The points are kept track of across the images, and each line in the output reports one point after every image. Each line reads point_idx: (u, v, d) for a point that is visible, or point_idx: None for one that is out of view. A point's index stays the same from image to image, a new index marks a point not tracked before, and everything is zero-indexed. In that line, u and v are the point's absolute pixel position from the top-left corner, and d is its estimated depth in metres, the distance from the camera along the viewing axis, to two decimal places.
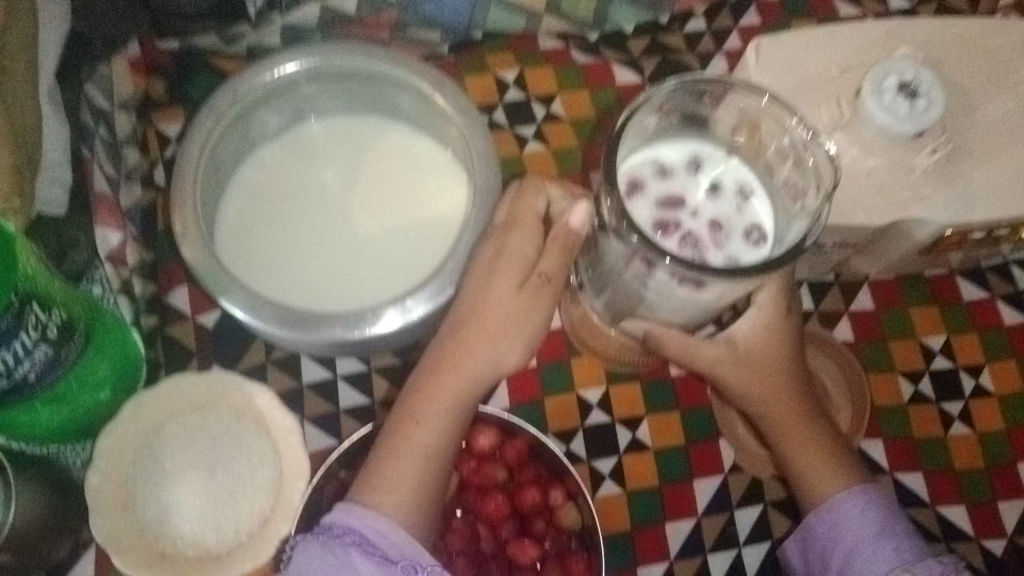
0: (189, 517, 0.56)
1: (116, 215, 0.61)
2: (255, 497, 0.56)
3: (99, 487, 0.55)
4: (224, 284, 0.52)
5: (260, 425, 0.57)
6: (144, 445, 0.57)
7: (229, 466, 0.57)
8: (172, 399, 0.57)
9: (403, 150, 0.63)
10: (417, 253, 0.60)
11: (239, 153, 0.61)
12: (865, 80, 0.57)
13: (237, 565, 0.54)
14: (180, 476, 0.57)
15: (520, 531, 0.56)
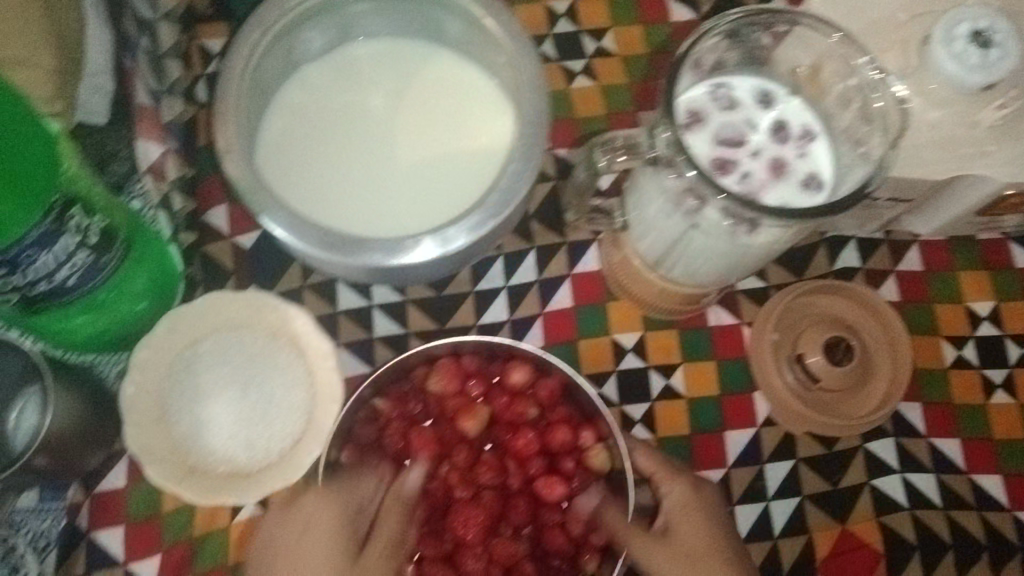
0: (222, 434, 0.56)
1: (157, 129, 0.60)
2: (288, 417, 0.56)
3: (135, 398, 0.55)
4: (264, 202, 0.52)
5: (295, 345, 0.58)
6: (181, 359, 0.57)
7: (264, 386, 0.57)
8: (209, 315, 0.58)
9: (450, 76, 0.62)
10: (458, 185, 0.58)
11: (284, 70, 0.60)
12: (936, 26, 0.53)
13: (267, 484, 0.55)
14: (215, 393, 0.57)
15: (550, 469, 0.55)
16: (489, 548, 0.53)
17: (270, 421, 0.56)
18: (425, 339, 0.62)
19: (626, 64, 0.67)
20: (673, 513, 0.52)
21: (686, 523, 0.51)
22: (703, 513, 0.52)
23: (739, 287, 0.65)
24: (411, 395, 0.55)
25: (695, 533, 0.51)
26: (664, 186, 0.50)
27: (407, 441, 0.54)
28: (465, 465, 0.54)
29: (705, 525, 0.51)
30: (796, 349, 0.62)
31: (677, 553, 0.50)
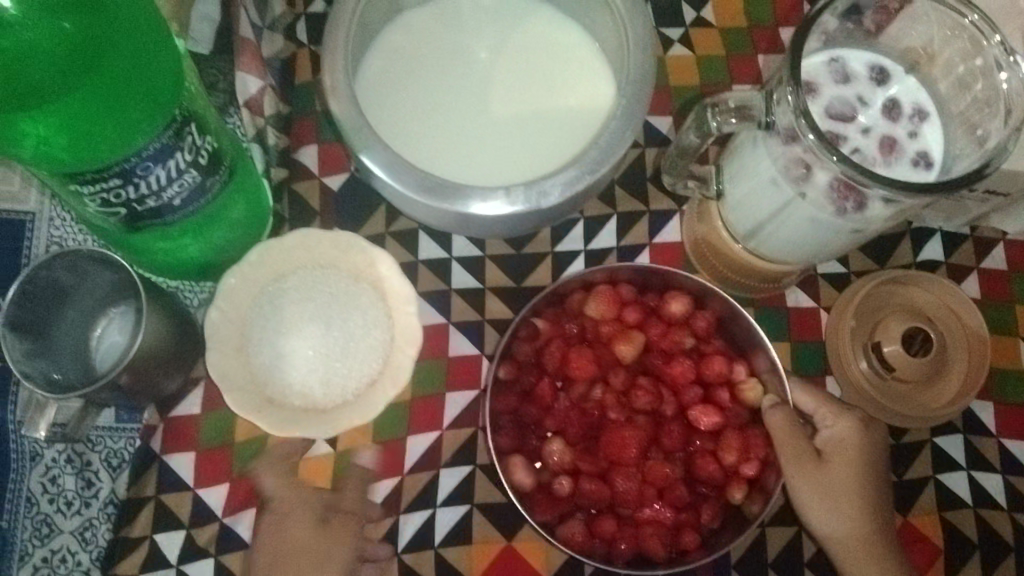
0: (301, 367, 0.57)
1: (257, 62, 0.61)
2: (367, 355, 0.57)
3: (217, 325, 0.56)
4: (366, 140, 0.52)
5: (378, 288, 0.58)
6: (267, 291, 0.58)
7: (346, 323, 0.58)
8: (297, 249, 0.58)
9: (551, 33, 0.61)
10: (551, 142, 0.59)
11: (386, 13, 0.60)
12: None
13: (344, 419, 0.56)
14: (298, 326, 0.58)
15: (702, 398, 0.59)
16: (644, 468, 0.57)
17: (350, 359, 0.57)
18: (501, 294, 0.62)
19: (724, 37, 0.67)
20: (833, 447, 0.56)
21: (842, 460, 0.56)
22: (861, 456, 0.56)
23: (819, 271, 0.65)
24: (570, 315, 0.60)
25: (849, 471, 0.55)
26: (771, 154, 0.49)
27: (565, 361, 0.58)
28: (621, 388, 0.59)
29: (859, 465, 0.56)
30: (874, 337, 0.61)
31: (825, 481, 0.55)
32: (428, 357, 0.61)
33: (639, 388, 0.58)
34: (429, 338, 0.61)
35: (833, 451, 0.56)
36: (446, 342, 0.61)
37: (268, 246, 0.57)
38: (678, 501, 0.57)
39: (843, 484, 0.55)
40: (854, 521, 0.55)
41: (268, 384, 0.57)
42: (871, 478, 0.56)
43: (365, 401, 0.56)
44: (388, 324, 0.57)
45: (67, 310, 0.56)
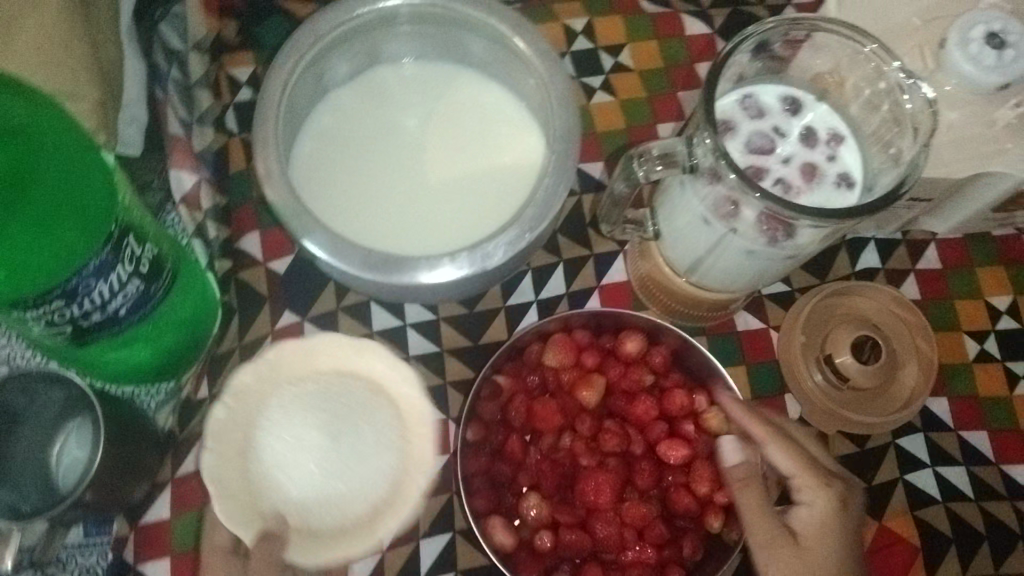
0: (303, 485, 0.53)
1: (189, 158, 0.62)
2: (376, 480, 0.53)
3: (224, 429, 0.53)
4: (306, 226, 0.53)
5: (397, 408, 0.55)
6: (275, 399, 0.54)
7: (360, 441, 0.53)
8: (320, 355, 0.56)
9: (476, 97, 0.63)
10: (488, 202, 0.60)
11: (314, 96, 0.61)
12: (951, 31, 0.55)
13: (350, 545, 0.51)
14: (306, 440, 0.53)
15: (669, 432, 0.60)
16: (620, 512, 0.58)
17: (356, 483, 0.53)
18: (460, 355, 0.63)
19: (645, 79, 0.70)
20: (806, 531, 0.52)
21: (813, 556, 0.51)
22: (834, 547, 0.51)
23: (765, 292, 0.67)
24: (529, 367, 0.60)
25: (825, 556, 0.51)
26: (702, 193, 0.51)
27: (531, 415, 0.59)
28: (589, 434, 0.59)
29: (834, 559, 0.51)
30: (824, 350, 0.63)
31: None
32: None
33: (607, 432, 0.59)
34: None
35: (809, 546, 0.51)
36: None
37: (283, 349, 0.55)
38: (657, 540, 0.58)
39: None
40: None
41: (270, 501, 0.52)
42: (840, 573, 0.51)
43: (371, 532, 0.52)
44: (401, 446, 0.53)
45: (23, 435, 0.56)
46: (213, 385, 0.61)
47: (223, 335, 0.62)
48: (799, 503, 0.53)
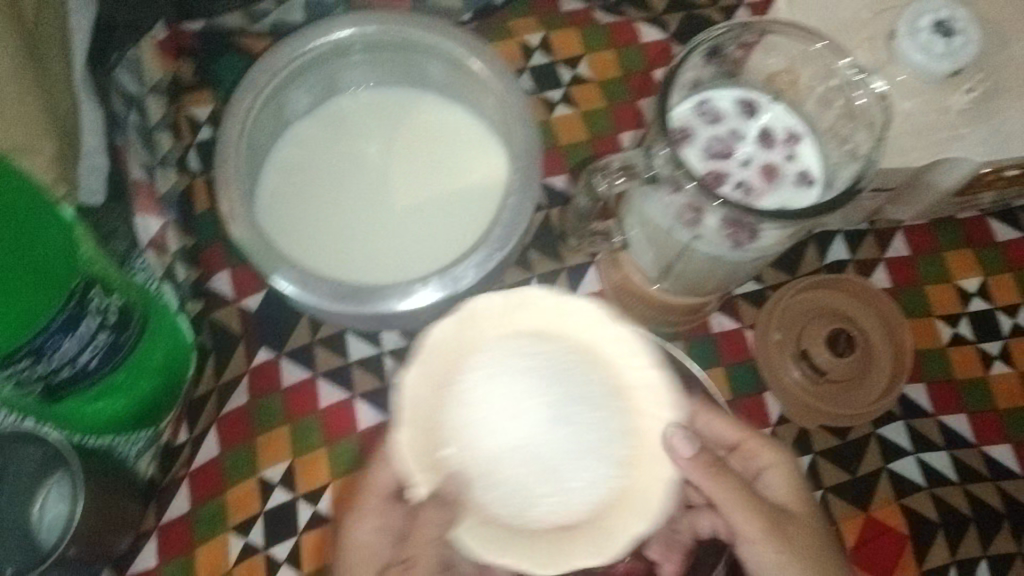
0: (489, 464, 0.45)
1: (154, 203, 0.61)
2: (597, 488, 0.45)
3: (433, 350, 0.46)
4: (274, 263, 0.52)
5: (650, 385, 0.46)
6: (480, 354, 0.46)
7: (584, 407, 0.45)
8: (527, 305, 0.47)
9: (438, 119, 0.63)
10: (456, 225, 0.60)
11: (274, 131, 0.61)
12: (898, 23, 0.57)
13: (574, 514, 0.45)
14: (513, 412, 0.45)
15: None
16: None
17: (580, 470, 0.45)
18: None
19: (606, 90, 0.69)
20: (787, 501, 0.52)
21: (802, 527, 0.51)
22: (810, 511, 0.52)
23: (737, 292, 0.67)
24: None
25: (809, 514, 0.52)
26: (664, 204, 0.51)
27: None
28: None
29: (811, 524, 0.51)
30: (802, 345, 0.64)
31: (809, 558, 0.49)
32: None
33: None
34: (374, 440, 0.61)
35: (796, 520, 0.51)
36: None
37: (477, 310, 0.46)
38: None
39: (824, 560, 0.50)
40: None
41: (449, 469, 0.45)
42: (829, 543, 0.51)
43: (597, 542, 0.44)
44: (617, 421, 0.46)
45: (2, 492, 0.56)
46: (193, 428, 0.62)
47: (200, 378, 0.62)
48: (764, 480, 0.53)
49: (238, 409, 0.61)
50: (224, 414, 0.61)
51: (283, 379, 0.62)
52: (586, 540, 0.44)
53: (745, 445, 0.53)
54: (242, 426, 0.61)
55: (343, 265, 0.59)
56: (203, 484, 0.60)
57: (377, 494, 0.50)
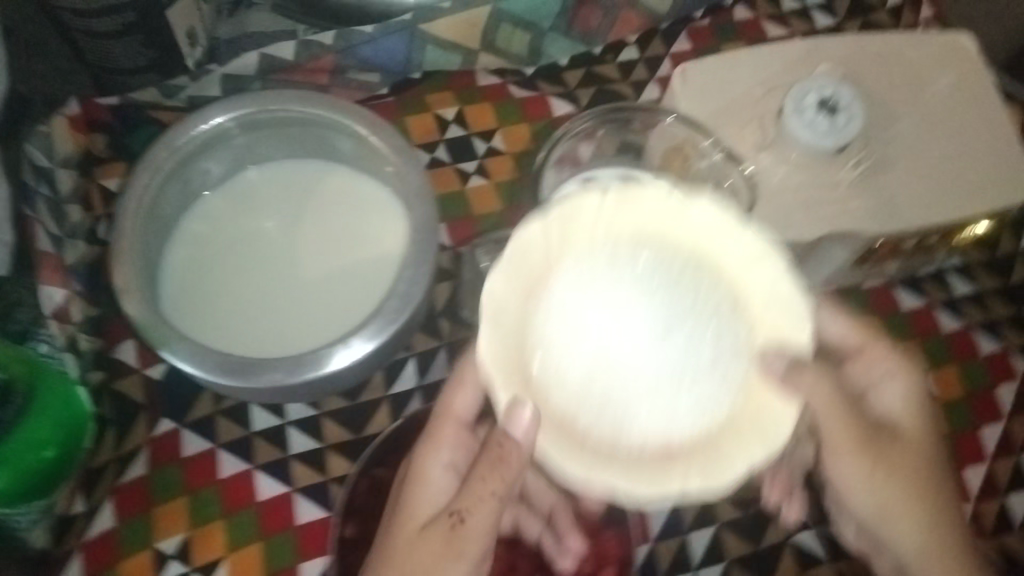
0: (569, 369, 0.41)
1: (60, 274, 0.62)
2: (697, 417, 0.41)
3: (519, 245, 0.41)
4: (165, 338, 0.53)
5: (778, 292, 0.41)
6: (568, 256, 0.41)
7: (686, 322, 0.41)
8: (639, 205, 0.42)
9: (347, 191, 0.64)
10: (359, 296, 0.61)
11: (181, 204, 0.63)
12: (785, 101, 0.58)
13: (704, 435, 0.40)
14: (618, 325, 0.41)
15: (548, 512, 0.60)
16: None
17: (673, 389, 0.41)
18: (343, 450, 0.63)
19: (517, 161, 0.72)
20: (897, 414, 0.52)
21: (907, 442, 0.50)
22: (931, 422, 0.52)
23: None
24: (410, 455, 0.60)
25: (920, 442, 0.51)
26: None
27: None
28: None
29: (927, 438, 0.51)
30: None
31: (903, 467, 0.50)
32: (273, 532, 0.61)
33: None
34: (271, 512, 0.61)
35: (907, 435, 0.51)
36: (291, 510, 0.61)
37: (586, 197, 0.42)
38: None
39: (928, 475, 0.50)
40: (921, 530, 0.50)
41: (525, 371, 0.41)
42: (937, 457, 0.51)
43: (690, 453, 0.40)
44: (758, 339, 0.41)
45: None
46: (89, 500, 0.60)
47: (99, 447, 0.62)
48: (880, 390, 0.53)
49: (135, 480, 0.61)
50: (121, 486, 0.61)
51: (184, 450, 0.62)
52: (687, 462, 0.39)
53: (863, 351, 0.53)
54: (139, 497, 0.61)
55: (245, 339, 0.59)
56: (96, 557, 0.60)
57: (452, 420, 0.51)
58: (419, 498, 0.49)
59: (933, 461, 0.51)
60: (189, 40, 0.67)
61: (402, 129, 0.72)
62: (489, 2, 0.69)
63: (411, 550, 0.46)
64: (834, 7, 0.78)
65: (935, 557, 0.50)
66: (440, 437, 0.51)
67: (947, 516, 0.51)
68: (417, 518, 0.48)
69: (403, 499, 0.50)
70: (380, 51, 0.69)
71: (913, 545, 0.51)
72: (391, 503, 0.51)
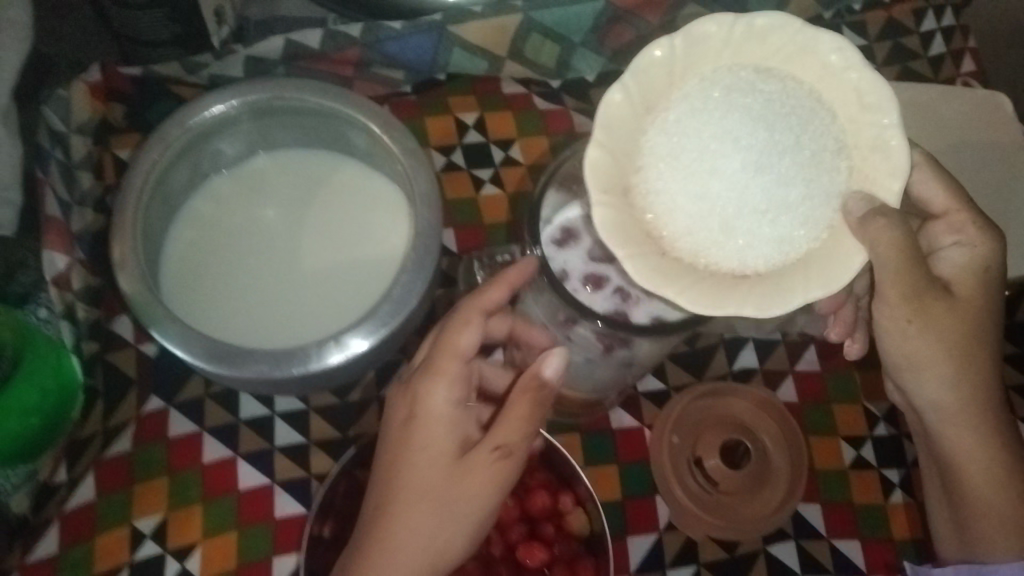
0: (678, 186, 0.44)
1: (64, 240, 0.61)
2: (793, 234, 0.44)
3: (652, 64, 0.43)
4: (156, 318, 0.53)
5: (877, 133, 0.43)
6: (695, 78, 0.45)
7: (782, 105, 0.44)
8: (772, 37, 0.43)
9: (358, 186, 0.64)
10: (358, 292, 0.60)
11: (191, 183, 0.62)
12: None
13: (801, 217, 0.44)
14: (713, 160, 0.45)
15: (530, 533, 0.58)
16: None
17: (773, 220, 0.44)
18: (328, 448, 0.63)
19: (533, 173, 0.71)
20: (957, 276, 0.51)
21: (968, 312, 0.49)
22: (992, 298, 0.51)
23: (640, 389, 0.66)
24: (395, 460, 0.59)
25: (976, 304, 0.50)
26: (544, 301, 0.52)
27: None
28: None
29: (993, 327, 0.51)
30: (695, 452, 0.63)
31: (953, 325, 0.49)
32: (251, 522, 0.61)
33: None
34: (251, 502, 0.61)
35: (968, 303, 0.50)
36: (271, 503, 0.61)
37: (720, 24, 0.43)
38: None
39: (980, 328, 0.50)
40: (969, 383, 0.50)
41: (617, 195, 0.43)
42: (990, 315, 0.50)
43: (773, 282, 0.42)
44: (848, 186, 0.44)
45: None
46: (72, 468, 0.60)
47: (86, 420, 0.61)
48: (947, 246, 0.52)
49: (119, 456, 0.62)
50: (105, 460, 0.61)
51: (171, 430, 0.63)
52: (761, 283, 0.42)
53: (951, 214, 0.52)
54: (123, 473, 0.61)
55: (235, 325, 0.59)
56: (73, 529, 0.60)
57: (457, 357, 0.49)
58: (426, 436, 0.48)
59: (990, 348, 0.51)
60: (216, 19, 0.67)
61: (419, 131, 0.71)
62: (520, 11, 0.68)
63: (437, 483, 0.47)
64: (874, 51, 0.78)
65: (970, 408, 0.51)
66: (440, 372, 0.49)
67: (993, 389, 0.51)
68: (428, 449, 0.47)
69: (403, 433, 0.48)
70: (406, 49, 0.69)
71: (948, 398, 0.51)
72: (385, 432, 0.49)
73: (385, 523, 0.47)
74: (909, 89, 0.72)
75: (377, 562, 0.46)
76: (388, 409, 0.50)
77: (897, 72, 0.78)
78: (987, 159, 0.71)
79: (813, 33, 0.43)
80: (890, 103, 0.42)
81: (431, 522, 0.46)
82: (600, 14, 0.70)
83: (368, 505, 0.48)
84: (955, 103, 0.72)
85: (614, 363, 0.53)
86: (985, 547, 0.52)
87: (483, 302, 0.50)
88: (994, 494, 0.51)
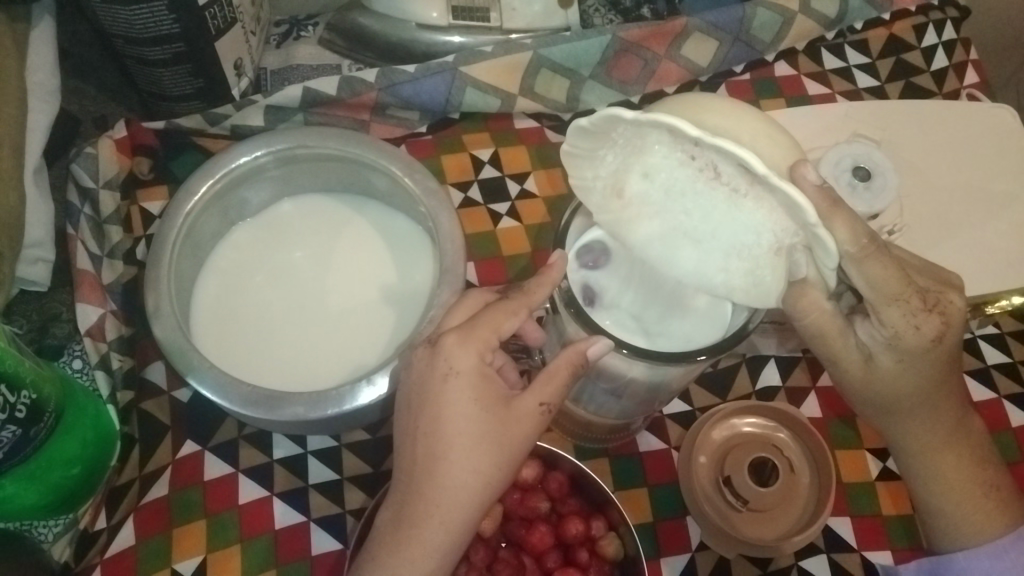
0: (658, 203, 0.47)
1: (96, 291, 0.64)
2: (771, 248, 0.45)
3: (577, 137, 0.45)
4: (192, 364, 0.53)
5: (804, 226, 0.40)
6: (635, 142, 0.45)
7: (708, 170, 0.44)
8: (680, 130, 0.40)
9: (380, 227, 0.66)
10: (383, 330, 0.61)
11: (218, 231, 0.64)
12: (827, 154, 0.66)
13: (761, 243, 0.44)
14: (686, 195, 0.46)
15: (565, 560, 0.59)
16: None
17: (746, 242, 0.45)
18: (359, 483, 0.63)
19: (549, 206, 0.73)
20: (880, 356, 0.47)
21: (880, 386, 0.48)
22: (926, 368, 0.47)
23: (666, 412, 0.68)
24: None
25: (900, 385, 0.48)
26: (567, 332, 0.52)
27: None
28: None
29: (922, 387, 0.48)
30: (723, 472, 0.63)
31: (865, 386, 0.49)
32: (287, 559, 0.61)
33: (500, 561, 0.57)
34: (287, 540, 0.61)
35: (887, 376, 0.47)
36: (307, 540, 0.61)
37: (618, 118, 0.42)
38: None
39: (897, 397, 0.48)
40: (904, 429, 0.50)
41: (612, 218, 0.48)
42: (934, 378, 0.48)
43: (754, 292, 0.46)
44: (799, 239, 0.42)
45: None
46: (111, 516, 0.61)
47: (123, 467, 0.63)
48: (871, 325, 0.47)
49: (156, 501, 0.61)
50: (143, 505, 0.61)
51: (205, 473, 0.63)
52: (741, 291, 0.47)
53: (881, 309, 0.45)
54: (160, 517, 0.61)
55: (261, 371, 0.60)
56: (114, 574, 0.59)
57: (494, 336, 0.46)
58: (470, 386, 0.45)
59: (924, 399, 0.49)
60: (235, 73, 0.70)
61: (437, 169, 0.73)
62: (530, 49, 0.72)
63: (487, 429, 0.45)
64: (877, 69, 0.80)
65: (916, 434, 0.50)
66: (477, 336, 0.46)
67: (939, 423, 0.50)
68: (474, 397, 0.45)
69: (443, 383, 0.45)
70: (420, 91, 0.72)
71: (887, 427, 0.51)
72: (421, 383, 0.46)
73: (439, 467, 0.45)
74: (906, 110, 0.74)
75: (434, 502, 0.45)
76: (418, 365, 0.47)
77: (901, 87, 0.80)
78: (992, 172, 0.72)
79: (710, 139, 0.38)
80: (798, 208, 0.38)
81: (488, 461, 0.45)
82: (606, 46, 0.73)
83: (408, 452, 0.46)
84: (951, 118, 0.74)
85: (637, 394, 0.54)
86: (947, 542, 0.52)
87: (530, 299, 0.48)
88: (950, 499, 0.51)
